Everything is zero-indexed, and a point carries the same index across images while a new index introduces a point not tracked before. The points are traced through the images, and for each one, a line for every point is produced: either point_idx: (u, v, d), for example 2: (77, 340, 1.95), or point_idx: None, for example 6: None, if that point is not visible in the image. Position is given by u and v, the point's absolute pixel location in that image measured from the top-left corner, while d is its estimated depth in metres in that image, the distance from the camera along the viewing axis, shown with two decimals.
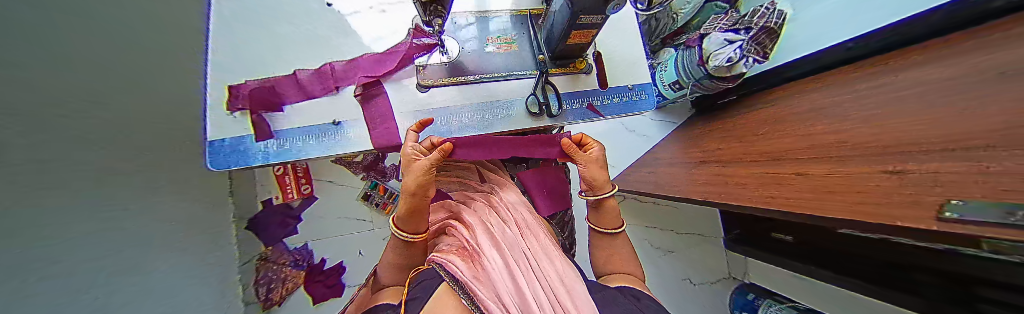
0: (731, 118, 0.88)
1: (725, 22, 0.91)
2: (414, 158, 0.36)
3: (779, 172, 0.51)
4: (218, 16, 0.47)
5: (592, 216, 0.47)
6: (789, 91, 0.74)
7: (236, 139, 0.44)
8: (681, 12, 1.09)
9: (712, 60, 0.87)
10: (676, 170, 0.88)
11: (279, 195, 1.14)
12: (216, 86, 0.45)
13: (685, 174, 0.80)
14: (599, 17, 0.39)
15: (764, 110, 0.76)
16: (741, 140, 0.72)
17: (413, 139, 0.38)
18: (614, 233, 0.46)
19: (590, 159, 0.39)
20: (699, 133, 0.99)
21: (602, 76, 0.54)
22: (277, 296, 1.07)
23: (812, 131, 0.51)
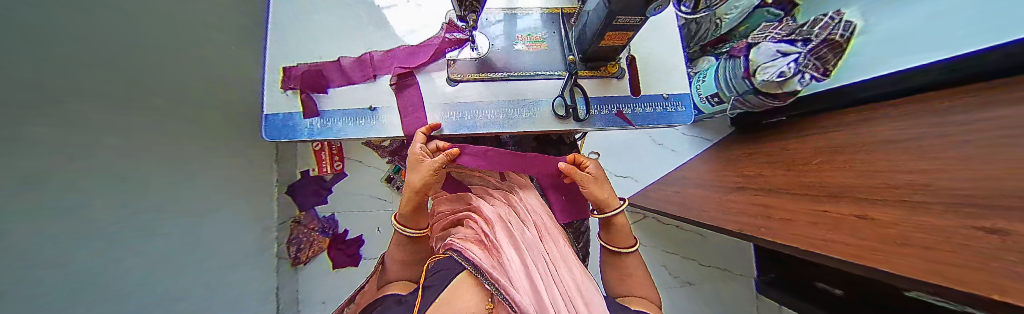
0: (777, 145, 0.80)
1: (777, 31, 0.82)
2: (420, 158, 0.42)
3: (840, 212, 0.46)
4: (277, 3, 0.53)
5: (604, 234, 0.47)
6: (858, 116, 0.64)
7: (287, 114, 0.49)
8: (726, 16, 0.98)
9: (761, 73, 0.79)
10: (708, 194, 0.83)
11: (313, 168, 1.25)
12: (272, 66, 0.50)
13: (717, 199, 0.77)
14: (638, 19, 0.37)
15: (831, 134, 0.66)
16: (791, 168, 0.65)
17: (421, 141, 0.44)
18: (625, 252, 0.45)
19: (590, 178, 0.42)
20: (735, 158, 0.92)
21: (635, 83, 0.52)
22: (305, 256, 1.17)
23: (881, 166, 0.44)
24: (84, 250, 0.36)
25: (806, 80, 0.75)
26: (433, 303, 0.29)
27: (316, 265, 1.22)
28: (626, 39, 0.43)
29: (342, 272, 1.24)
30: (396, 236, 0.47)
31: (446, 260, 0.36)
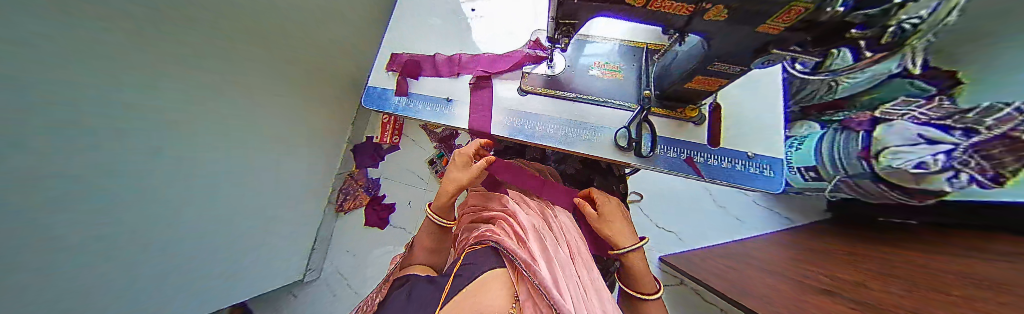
0: (886, 252, 0.62)
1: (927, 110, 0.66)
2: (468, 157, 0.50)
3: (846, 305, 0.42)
4: (402, 6, 0.66)
5: (623, 275, 0.43)
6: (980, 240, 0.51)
7: (384, 90, 0.60)
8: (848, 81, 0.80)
9: (888, 157, 0.69)
10: (763, 274, 0.71)
11: (376, 136, 1.48)
12: (384, 51, 0.62)
13: (765, 276, 0.68)
14: (738, 67, 0.35)
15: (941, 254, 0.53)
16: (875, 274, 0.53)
17: (470, 146, 0.52)
18: (647, 296, 0.40)
19: (598, 215, 0.45)
20: (818, 251, 0.74)
21: (715, 132, 0.47)
22: (347, 205, 1.38)
23: (943, 292, 0.37)
24: (66, 252, 0.38)
25: (961, 184, 0.62)
26: (468, 284, 0.26)
27: (350, 218, 1.38)
28: (717, 84, 0.40)
29: (369, 232, 1.37)
30: (429, 224, 0.49)
31: (480, 249, 0.37)
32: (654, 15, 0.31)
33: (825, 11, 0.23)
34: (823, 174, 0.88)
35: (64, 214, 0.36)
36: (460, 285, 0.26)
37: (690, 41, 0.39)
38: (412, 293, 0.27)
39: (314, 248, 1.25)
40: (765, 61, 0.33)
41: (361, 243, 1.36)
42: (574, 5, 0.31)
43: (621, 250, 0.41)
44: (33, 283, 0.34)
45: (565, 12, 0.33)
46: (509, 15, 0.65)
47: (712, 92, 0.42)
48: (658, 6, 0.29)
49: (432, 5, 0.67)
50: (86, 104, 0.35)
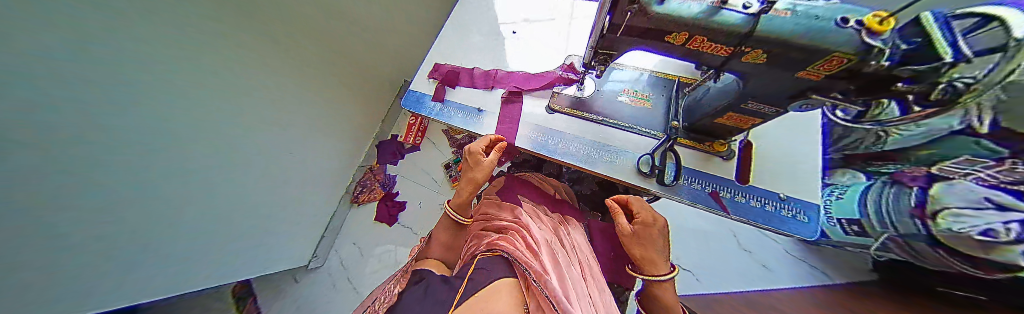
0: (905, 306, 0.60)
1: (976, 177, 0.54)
2: (479, 155, 0.49)
3: None
4: (450, 25, 0.75)
5: (646, 298, 0.40)
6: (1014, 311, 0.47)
7: (423, 94, 0.67)
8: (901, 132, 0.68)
9: (947, 219, 0.56)
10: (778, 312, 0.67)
11: (400, 135, 1.56)
12: (429, 62, 0.70)
13: None
14: (773, 108, 0.35)
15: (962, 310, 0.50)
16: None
17: (478, 141, 0.52)
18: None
19: (633, 230, 0.40)
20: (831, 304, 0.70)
21: (744, 169, 0.47)
22: (362, 197, 1.45)
23: None
24: (66, 253, 0.40)
25: None
26: (480, 290, 0.28)
27: (363, 211, 1.44)
28: (750, 122, 0.40)
29: (378, 227, 1.41)
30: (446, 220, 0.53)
31: (489, 258, 0.38)
32: (691, 54, 0.33)
33: (868, 63, 0.24)
34: (867, 229, 0.79)
35: (63, 213, 0.37)
36: (473, 290, 0.27)
37: (724, 79, 0.40)
38: (427, 288, 0.29)
39: (324, 234, 1.32)
40: (805, 105, 0.34)
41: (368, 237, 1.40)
42: (616, 37, 0.35)
43: (654, 275, 0.38)
44: (30, 284, 0.36)
45: (607, 43, 0.37)
46: (545, 38, 0.69)
47: (743, 130, 0.42)
48: (697, 46, 0.31)
49: (478, 26, 0.75)
50: (72, 85, 0.34)
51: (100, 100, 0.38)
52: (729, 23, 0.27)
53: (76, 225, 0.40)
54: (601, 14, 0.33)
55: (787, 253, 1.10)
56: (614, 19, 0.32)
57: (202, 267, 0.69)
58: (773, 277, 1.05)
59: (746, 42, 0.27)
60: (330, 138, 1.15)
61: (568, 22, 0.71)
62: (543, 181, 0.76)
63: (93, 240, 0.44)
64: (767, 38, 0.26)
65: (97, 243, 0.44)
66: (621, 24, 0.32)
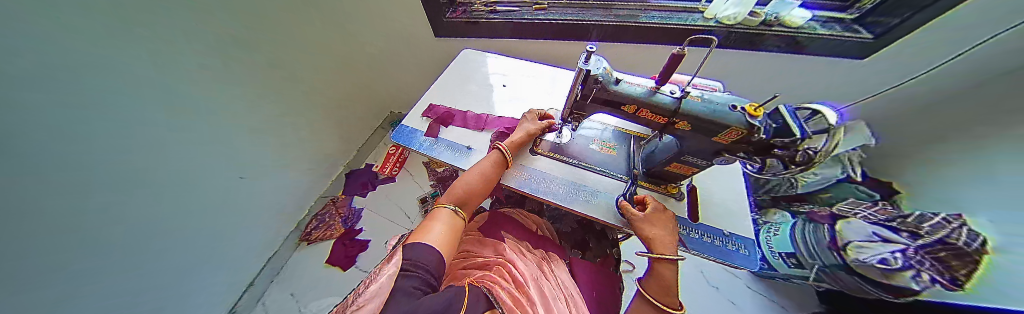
0: None
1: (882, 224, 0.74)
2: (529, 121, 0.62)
3: None
4: (446, 75, 0.87)
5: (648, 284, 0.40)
6: None
7: (414, 129, 0.71)
8: (807, 27, 0.83)
9: (854, 250, 0.79)
10: None
11: (376, 165, 1.68)
12: (424, 102, 0.78)
13: None
14: (705, 161, 0.45)
15: None
16: None
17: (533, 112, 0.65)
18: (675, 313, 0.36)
19: (647, 215, 0.45)
20: None
21: (693, 209, 0.55)
22: (314, 236, 1.41)
23: None
24: None
25: (924, 281, 0.69)
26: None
27: (318, 248, 1.39)
28: (691, 170, 0.49)
29: (328, 271, 1.30)
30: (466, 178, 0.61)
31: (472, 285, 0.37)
32: (641, 120, 0.43)
33: (754, 134, 0.34)
34: (802, 261, 0.95)
35: None
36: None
37: (666, 139, 0.52)
38: (419, 296, 0.27)
39: (254, 278, 1.22)
40: (725, 160, 0.44)
41: (314, 285, 1.26)
42: (585, 103, 0.45)
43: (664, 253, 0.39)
44: None
45: (577, 106, 0.47)
46: (529, 92, 0.81)
47: (687, 176, 0.52)
48: (644, 115, 0.41)
49: (474, 77, 0.86)
50: None
51: (53, 99, 0.47)
52: (662, 101, 0.38)
53: (49, 210, 0.52)
54: (574, 87, 0.43)
55: (748, 288, 1.19)
56: (583, 90, 0.42)
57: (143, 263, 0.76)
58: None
59: (675, 115, 0.38)
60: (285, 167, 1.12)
61: (548, 81, 0.85)
62: (522, 218, 0.77)
63: (53, 226, 0.53)
64: (688, 114, 0.37)
65: (64, 222, 0.55)
66: (589, 94, 0.42)
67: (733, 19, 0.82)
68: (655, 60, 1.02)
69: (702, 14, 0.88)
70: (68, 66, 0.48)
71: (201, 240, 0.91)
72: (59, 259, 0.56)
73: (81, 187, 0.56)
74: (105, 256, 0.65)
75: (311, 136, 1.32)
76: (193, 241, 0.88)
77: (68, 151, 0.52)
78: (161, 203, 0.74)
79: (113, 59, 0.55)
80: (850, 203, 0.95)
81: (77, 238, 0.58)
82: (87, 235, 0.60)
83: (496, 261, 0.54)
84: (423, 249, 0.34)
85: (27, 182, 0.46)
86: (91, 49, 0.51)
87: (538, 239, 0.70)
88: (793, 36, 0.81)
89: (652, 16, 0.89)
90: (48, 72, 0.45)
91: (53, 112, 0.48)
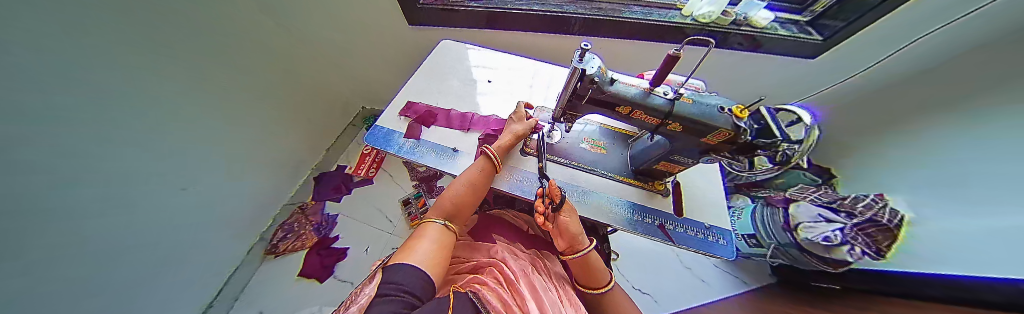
0: None
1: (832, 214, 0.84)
2: (516, 121, 0.59)
3: None
4: (423, 69, 0.81)
5: (583, 280, 0.46)
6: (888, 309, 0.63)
7: (391, 131, 0.65)
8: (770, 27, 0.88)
9: (804, 230, 0.89)
10: None
11: (350, 167, 1.56)
12: (401, 100, 0.71)
13: None
14: (691, 160, 0.46)
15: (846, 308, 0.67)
16: None
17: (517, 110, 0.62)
18: (594, 291, 0.45)
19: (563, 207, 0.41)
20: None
21: (679, 205, 0.57)
22: (282, 247, 1.28)
23: None
24: None
25: (856, 254, 0.80)
26: None
27: (289, 259, 1.26)
28: (677, 168, 0.50)
29: (302, 284, 1.19)
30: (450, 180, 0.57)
31: (461, 292, 0.35)
32: (634, 121, 0.43)
33: (740, 135, 0.35)
34: (761, 242, 1.07)
35: None
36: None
37: (655, 138, 0.52)
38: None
39: (212, 300, 1.07)
40: (709, 158, 0.46)
41: (285, 300, 1.14)
42: (580, 103, 0.44)
43: (569, 255, 0.43)
44: None
45: (571, 106, 0.45)
46: (514, 88, 0.78)
47: (672, 173, 0.53)
48: (637, 116, 0.41)
49: (455, 71, 0.81)
50: None
51: (20, 93, 0.39)
52: (656, 103, 0.38)
53: (27, 216, 0.45)
54: (568, 87, 0.41)
55: (717, 268, 1.31)
56: (578, 90, 0.41)
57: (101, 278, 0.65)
58: (710, 291, 1.23)
59: (669, 117, 0.38)
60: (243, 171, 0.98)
61: (534, 75, 0.82)
62: (513, 218, 0.75)
63: (28, 231, 0.46)
64: (681, 116, 0.37)
65: (30, 236, 0.47)
66: (584, 94, 0.41)
67: (709, 18, 0.85)
68: (640, 54, 1.02)
69: (680, 11, 0.89)
70: (35, 55, 0.40)
71: (164, 253, 0.80)
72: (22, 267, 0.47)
73: (43, 195, 0.47)
74: (74, 260, 0.57)
75: (274, 138, 1.17)
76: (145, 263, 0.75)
77: (36, 155, 0.44)
78: (115, 219, 0.64)
79: (70, 40, 0.45)
80: (800, 188, 1.07)
81: (46, 240, 0.50)
82: (42, 256, 0.50)
83: (489, 264, 0.52)
84: (408, 271, 0.31)
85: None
86: (53, 26, 0.42)
87: (529, 239, 0.69)
88: (756, 36, 0.86)
89: (634, 11, 0.89)
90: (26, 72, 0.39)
91: (16, 110, 0.39)
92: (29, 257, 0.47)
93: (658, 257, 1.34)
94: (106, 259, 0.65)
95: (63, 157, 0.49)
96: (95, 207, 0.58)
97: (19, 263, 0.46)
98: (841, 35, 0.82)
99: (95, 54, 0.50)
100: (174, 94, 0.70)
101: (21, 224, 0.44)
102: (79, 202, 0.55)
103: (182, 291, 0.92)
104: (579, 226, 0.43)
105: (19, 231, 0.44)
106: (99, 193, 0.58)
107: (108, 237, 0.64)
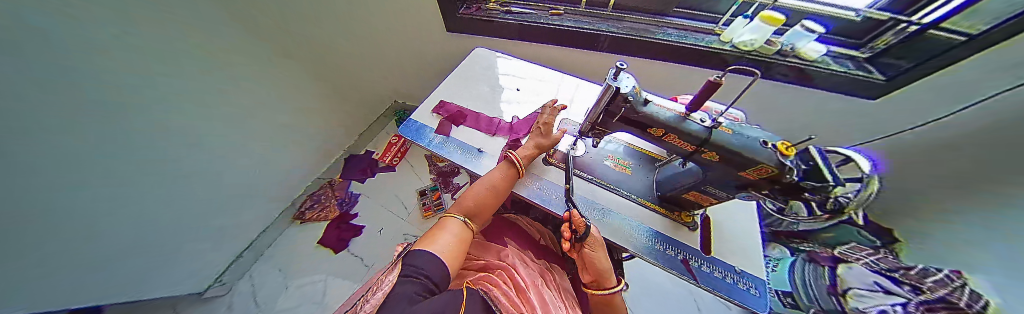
0: None
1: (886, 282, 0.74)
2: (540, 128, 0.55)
3: None
4: (458, 72, 0.87)
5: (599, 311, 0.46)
6: None
7: (423, 125, 0.70)
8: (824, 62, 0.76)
9: (854, 297, 0.80)
10: None
11: (377, 153, 1.68)
12: (432, 99, 0.76)
13: None
14: (725, 194, 0.44)
15: None
16: None
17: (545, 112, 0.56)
18: None
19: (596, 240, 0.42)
20: None
21: (706, 242, 0.53)
22: (308, 215, 1.45)
23: None
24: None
25: None
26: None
27: (309, 229, 1.41)
28: (709, 201, 0.48)
29: (318, 251, 1.35)
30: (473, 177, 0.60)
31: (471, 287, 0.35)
32: (665, 144, 0.42)
33: (785, 174, 0.31)
34: (799, 303, 0.96)
35: None
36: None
37: (687, 165, 0.50)
38: (420, 301, 0.26)
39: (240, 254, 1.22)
40: (747, 195, 0.43)
41: (300, 263, 1.31)
42: (611, 120, 0.45)
43: (597, 292, 0.42)
44: None
45: (601, 122, 0.46)
46: (533, 100, 0.78)
47: (702, 206, 0.51)
48: (671, 140, 0.40)
49: (485, 77, 0.85)
50: None
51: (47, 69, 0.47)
52: (692, 129, 0.37)
53: (77, 173, 0.56)
54: (600, 102, 0.42)
55: None
56: (611, 107, 0.42)
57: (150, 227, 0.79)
58: None
59: (705, 144, 0.36)
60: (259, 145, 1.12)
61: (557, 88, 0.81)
62: (527, 225, 0.79)
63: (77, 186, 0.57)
64: (719, 145, 0.35)
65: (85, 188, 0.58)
66: (617, 112, 0.42)
67: (751, 45, 0.75)
68: (677, 76, 0.98)
69: (718, 37, 0.82)
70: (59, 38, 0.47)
71: (197, 212, 0.93)
72: (76, 213, 0.59)
73: (85, 156, 0.57)
74: (127, 211, 0.70)
75: None
76: (190, 220, 0.91)
77: (71, 122, 0.52)
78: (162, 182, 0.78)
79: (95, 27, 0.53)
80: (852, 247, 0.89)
81: (101, 192, 0.62)
82: (94, 203, 0.62)
83: (498, 264, 0.53)
84: (428, 258, 0.32)
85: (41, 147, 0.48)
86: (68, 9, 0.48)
87: (536, 247, 0.73)
88: (804, 68, 0.74)
89: (669, 34, 0.85)
90: (50, 71, 0.47)
91: (42, 86, 0.46)
92: (78, 203, 0.58)
93: (672, 290, 1.25)
94: (151, 212, 0.77)
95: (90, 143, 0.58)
96: (138, 167, 0.70)
97: (63, 210, 0.56)
98: (909, 76, 0.66)
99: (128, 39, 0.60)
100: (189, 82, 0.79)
101: (73, 179, 0.56)
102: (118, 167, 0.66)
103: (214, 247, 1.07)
104: (609, 264, 0.42)
105: (65, 184, 0.54)
106: (142, 155, 0.70)
107: (163, 194, 0.79)
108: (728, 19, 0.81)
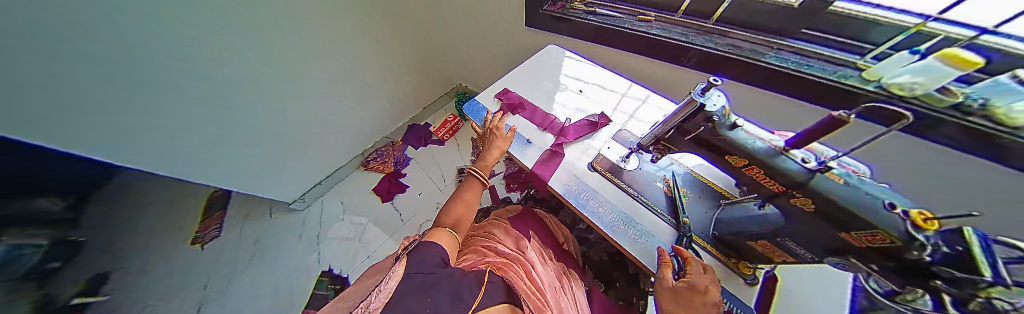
0: None
1: None
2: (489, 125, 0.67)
3: None
4: (528, 62, 0.92)
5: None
6: None
7: (484, 107, 0.78)
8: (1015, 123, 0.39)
9: None
10: None
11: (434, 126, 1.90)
12: (499, 85, 0.83)
13: None
14: (810, 254, 0.37)
15: None
16: None
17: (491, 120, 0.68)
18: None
19: (676, 287, 0.39)
20: None
21: (766, 301, 0.47)
22: (372, 164, 1.76)
23: None
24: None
25: None
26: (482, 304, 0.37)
27: (370, 176, 1.71)
28: (781, 256, 0.41)
29: (370, 197, 1.63)
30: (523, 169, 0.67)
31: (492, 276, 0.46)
32: (745, 176, 0.40)
33: (910, 250, 0.24)
34: None
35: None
36: (484, 304, 0.37)
37: (765, 209, 0.43)
38: (447, 266, 0.40)
39: (320, 182, 1.60)
40: (842, 263, 0.35)
41: (356, 203, 1.62)
42: (680, 137, 0.45)
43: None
44: None
45: (667, 137, 0.47)
46: (588, 108, 0.76)
47: (770, 263, 0.44)
48: (753, 173, 0.37)
49: (551, 73, 0.87)
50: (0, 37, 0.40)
51: (146, 49, 0.61)
52: (787, 168, 0.32)
53: (152, 124, 0.72)
54: (679, 113, 0.41)
55: None
56: (686, 124, 0.41)
57: (239, 160, 1.05)
58: None
59: (799, 188, 0.32)
60: (343, 105, 1.37)
61: (617, 99, 0.76)
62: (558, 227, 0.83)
63: (157, 132, 0.75)
64: (816, 195, 0.30)
65: (163, 135, 0.77)
66: (691, 130, 0.42)
67: (912, 91, 0.46)
68: (785, 115, 0.78)
69: (859, 72, 0.57)
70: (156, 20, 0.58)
71: (278, 153, 1.21)
72: (157, 150, 0.77)
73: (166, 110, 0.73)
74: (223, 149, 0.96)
75: (385, 90, 1.55)
76: (267, 158, 1.17)
77: (152, 84, 0.67)
78: (245, 131, 1.01)
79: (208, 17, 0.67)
80: None
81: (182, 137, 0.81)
82: (175, 144, 0.81)
83: (521, 253, 0.61)
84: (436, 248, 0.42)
85: (113, 103, 0.62)
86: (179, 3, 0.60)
87: (557, 247, 0.78)
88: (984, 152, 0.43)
89: (782, 58, 0.65)
90: (142, 79, 0.64)
91: (127, 59, 0.59)
92: (159, 143, 0.77)
93: None
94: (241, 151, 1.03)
95: (183, 115, 0.78)
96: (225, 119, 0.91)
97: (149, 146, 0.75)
98: None
99: (227, 24, 0.73)
100: (301, 62, 1.03)
101: (150, 129, 0.73)
102: (218, 119, 0.89)
103: (294, 177, 1.39)
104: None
105: (140, 131, 0.71)
106: (225, 111, 0.89)
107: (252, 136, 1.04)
108: (885, 51, 0.56)
